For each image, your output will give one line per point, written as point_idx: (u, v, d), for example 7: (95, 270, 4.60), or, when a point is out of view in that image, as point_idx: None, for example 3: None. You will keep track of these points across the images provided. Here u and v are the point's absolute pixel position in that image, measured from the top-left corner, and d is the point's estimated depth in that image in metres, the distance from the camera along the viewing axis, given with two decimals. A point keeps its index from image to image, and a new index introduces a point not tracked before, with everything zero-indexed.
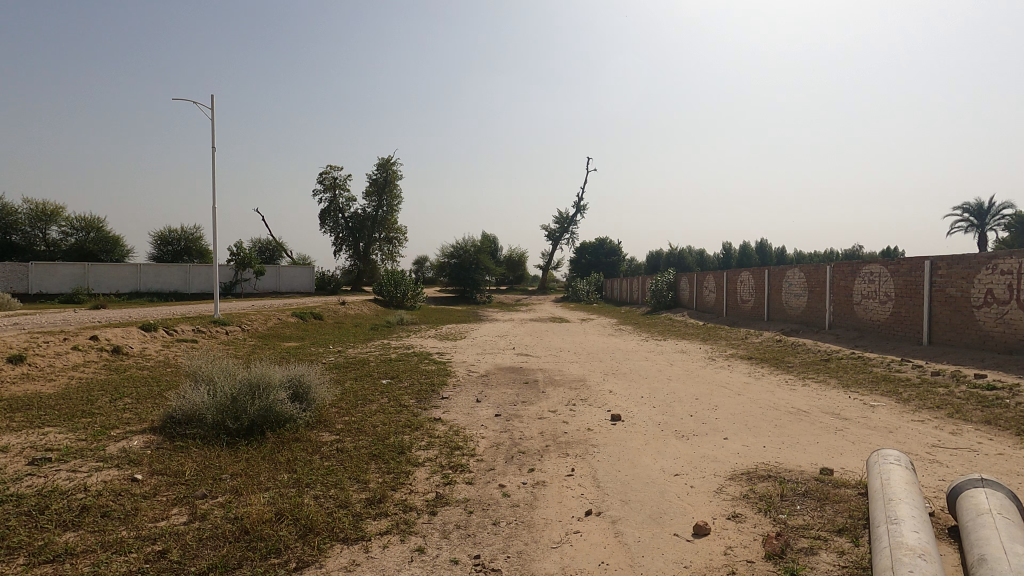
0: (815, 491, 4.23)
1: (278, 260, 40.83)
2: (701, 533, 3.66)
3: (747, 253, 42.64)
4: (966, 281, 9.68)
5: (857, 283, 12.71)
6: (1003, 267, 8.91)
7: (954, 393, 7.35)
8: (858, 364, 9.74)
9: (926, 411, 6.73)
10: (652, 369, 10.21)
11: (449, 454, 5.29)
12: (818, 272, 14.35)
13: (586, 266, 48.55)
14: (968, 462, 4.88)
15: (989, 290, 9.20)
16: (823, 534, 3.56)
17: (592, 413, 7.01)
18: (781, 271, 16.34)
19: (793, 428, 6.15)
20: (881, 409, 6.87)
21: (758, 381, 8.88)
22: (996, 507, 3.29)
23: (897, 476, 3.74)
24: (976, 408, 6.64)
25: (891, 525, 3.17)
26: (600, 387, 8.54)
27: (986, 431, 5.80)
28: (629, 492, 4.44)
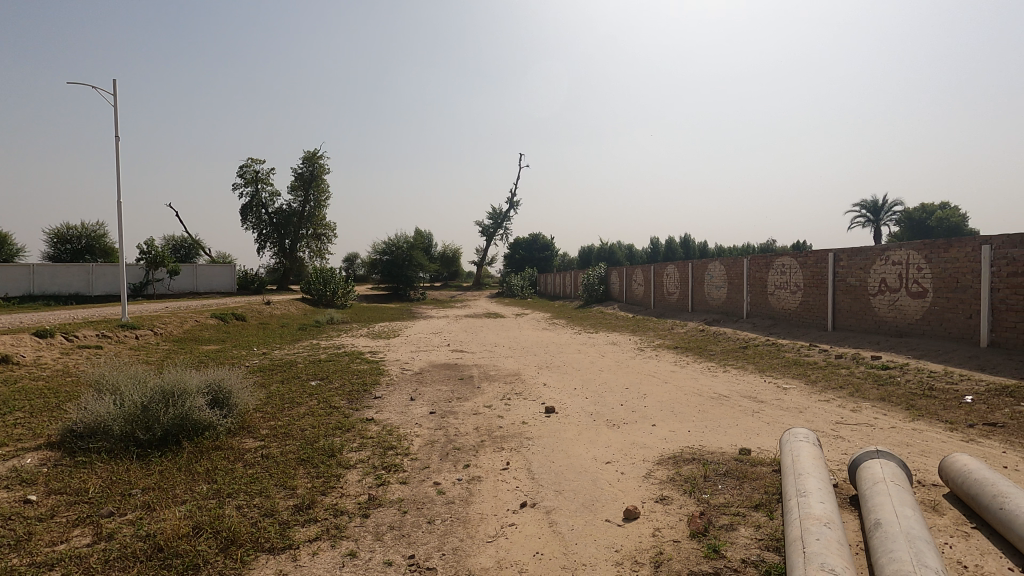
0: (735, 471, 4.50)
1: (195, 257, 38.44)
2: (631, 517, 3.79)
3: (673, 249, 44.61)
4: (863, 272, 10.57)
5: (771, 274, 13.60)
6: (894, 257, 9.82)
7: (855, 374, 8.06)
8: (772, 350, 10.46)
9: (831, 391, 7.32)
10: (585, 360, 10.47)
11: (382, 454, 5.18)
12: (736, 265, 15.20)
13: (519, 262, 48.80)
14: (866, 436, 5.35)
15: (883, 279, 10.10)
16: (741, 510, 3.78)
17: (527, 406, 7.08)
18: (703, 264, 17.18)
19: (715, 412, 6.51)
20: (792, 391, 7.41)
21: (683, 369, 9.33)
22: (889, 477, 3.64)
23: (806, 452, 4.04)
24: (872, 386, 7.32)
25: (800, 497, 3.41)
26: (534, 381, 8.66)
27: (880, 407, 6.41)
28: (563, 482, 4.53)
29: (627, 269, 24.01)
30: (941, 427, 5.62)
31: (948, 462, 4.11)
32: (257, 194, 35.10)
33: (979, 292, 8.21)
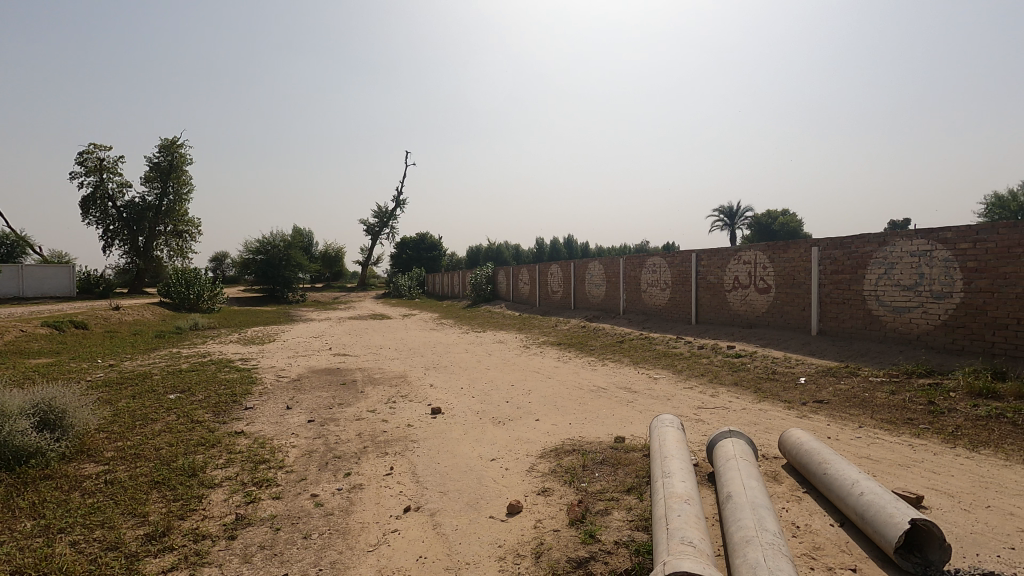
0: (610, 458, 4.78)
1: (20, 257, 32.93)
2: (514, 511, 3.87)
3: (557, 249, 46.38)
4: (720, 270, 11.74)
5: (643, 273, 14.64)
6: (744, 257, 11.02)
7: (714, 362, 8.94)
8: (645, 343, 11.27)
9: (694, 379, 8.04)
10: (472, 359, 10.52)
11: (252, 469, 4.80)
12: (613, 264, 16.16)
13: (406, 261, 47.75)
14: (722, 418, 5.95)
15: (736, 276, 11.28)
16: (615, 495, 4.02)
17: (413, 408, 6.96)
18: (584, 263, 18.05)
19: (594, 404, 6.86)
20: (661, 380, 8.03)
21: (566, 364, 9.72)
22: (739, 454, 4.08)
23: (671, 436, 4.39)
24: (728, 373, 8.16)
25: (665, 478, 3.70)
26: (421, 382, 8.53)
27: (733, 391, 7.16)
28: (448, 483, 4.51)
29: (513, 269, 24.52)
30: (782, 406, 6.41)
31: (785, 436, 4.71)
32: (102, 185, 30.88)
33: (810, 287, 9.49)
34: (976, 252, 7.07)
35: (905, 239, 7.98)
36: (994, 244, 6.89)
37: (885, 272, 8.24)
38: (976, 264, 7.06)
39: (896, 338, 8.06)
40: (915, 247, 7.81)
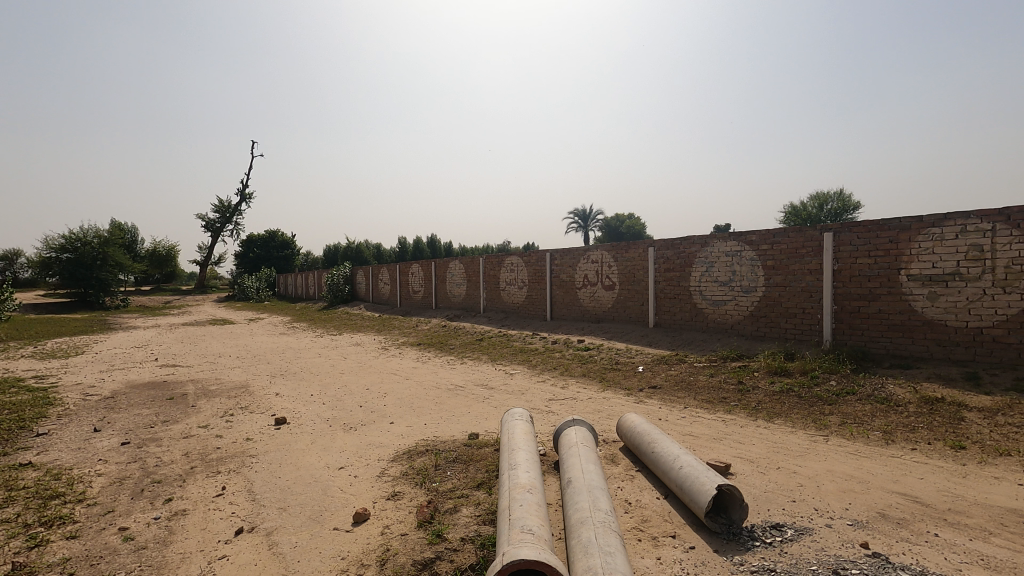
0: (462, 456, 4.81)
1: None
2: (360, 520, 3.71)
3: (420, 249, 45.84)
4: (571, 269, 12.45)
5: (501, 271, 15.04)
6: (592, 257, 11.80)
7: (565, 356, 9.47)
8: (503, 340, 11.57)
9: (546, 372, 8.43)
10: (325, 364, 9.96)
11: (40, 507, 4.03)
12: (473, 264, 16.37)
13: (254, 261, 43.86)
14: (570, 408, 6.30)
15: (585, 275, 12.04)
16: (465, 492, 4.05)
17: (253, 420, 6.38)
18: (445, 263, 18.03)
19: (450, 402, 6.86)
20: (516, 375, 8.30)
21: (424, 364, 9.62)
22: (580, 440, 4.35)
23: (519, 429, 4.55)
24: (577, 365, 8.69)
25: (511, 470, 3.81)
26: (265, 391, 7.87)
27: (581, 382, 7.63)
28: (289, 497, 4.20)
29: (373, 268, 23.74)
30: (622, 393, 6.98)
31: (622, 421, 5.12)
32: None
33: (647, 284, 10.46)
34: (773, 252, 8.33)
35: (721, 241, 9.12)
36: (786, 245, 8.16)
37: (706, 270, 9.35)
38: (774, 262, 8.31)
39: (715, 327, 9.21)
40: (729, 248, 8.97)
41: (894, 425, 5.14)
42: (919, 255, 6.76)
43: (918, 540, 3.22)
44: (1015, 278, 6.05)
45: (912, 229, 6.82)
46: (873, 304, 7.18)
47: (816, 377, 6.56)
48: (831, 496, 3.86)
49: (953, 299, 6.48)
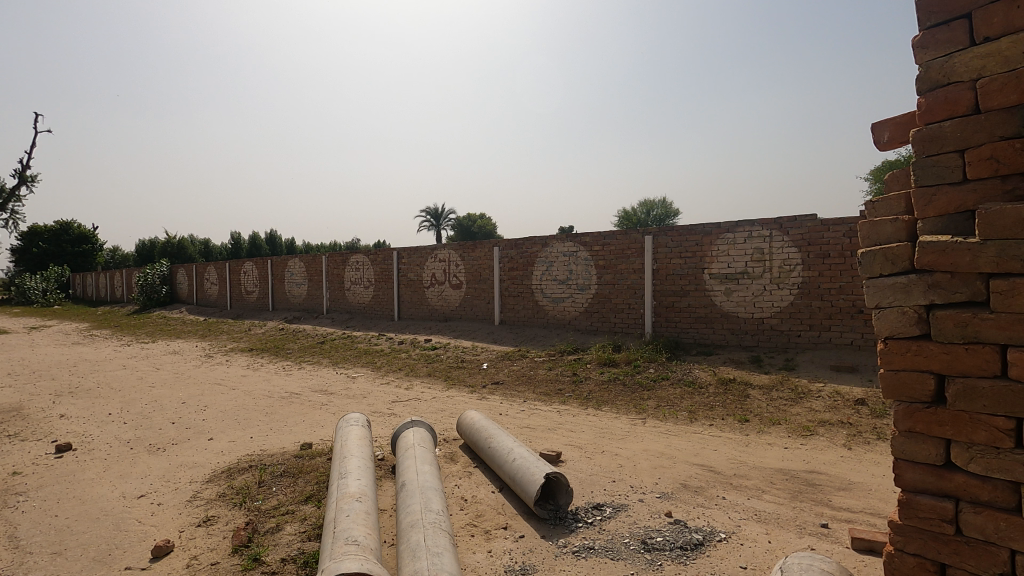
0: (291, 468, 4.47)
1: None
2: (160, 554, 3.23)
3: (257, 246, 42.05)
4: (419, 268, 12.30)
5: (346, 270, 14.36)
6: (439, 256, 11.75)
7: (411, 356, 9.33)
8: (347, 342, 11.06)
9: (391, 374, 8.21)
10: (130, 377, 8.61)
11: None
12: (315, 262, 15.40)
13: (40, 257, 36.55)
14: (413, 409, 6.20)
15: (433, 274, 11.97)
16: (291, 508, 3.76)
17: (24, 450, 5.27)
18: (283, 261, 16.71)
19: (282, 412, 6.35)
20: (359, 379, 7.96)
21: (255, 371, 8.79)
22: (417, 442, 4.29)
23: (354, 435, 4.36)
24: (423, 365, 8.61)
25: (340, 479, 3.62)
26: (44, 414, 6.55)
27: (426, 382, 7.56)
28: (67, 539, 3.52)
29: (198, 267, 21.16)
30: (465, 391, 7.06)
31: (462, 419, 5.16)
32: None
33: (493, 283, 10.73)
34: (604, 253, 9.04)
35: (559, 241, 9.65)
36: (614, 247, 8.91)
37: (546, 269, 9.84)
38: (604, 262, 9.02)
39: (555, 323, 9.77)
40: (566, 249, 9.53)
41: (697, 405, 5.88)
42: (718, 256, 7.82)
43: (710, 504, 3.71)
44: (785, 276, 7.29)
45: (713, 234, 7.85)
46: (684, 299, 8.17)
47: (638, 366, 7.28)
48: (645, 473, 4.28)
49: (742, 294, 7.64)
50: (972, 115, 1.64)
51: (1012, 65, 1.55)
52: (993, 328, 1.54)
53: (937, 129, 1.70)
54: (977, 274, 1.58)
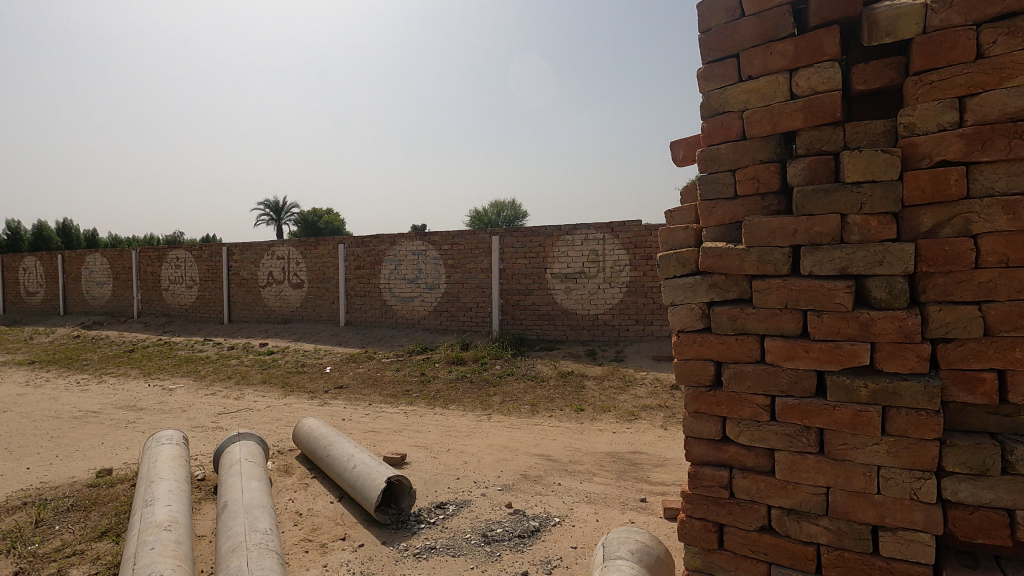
0: (82, 501, 3.79)
1: None
2: None
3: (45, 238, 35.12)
4: (253, 265, 11.24)
5: (163, 268, 12.62)
6: (277, 252, 10.86)
7: (243, 362, 8.51)
8: (164, 350, 9.72)
9: (218, 383, 7.39)
10: None
11: None
12: (123, 257, 13.29)
13: None
14: (242, 421, 5.64)
15: (270, 272, 11.03)
16: (80, 547, 3.19)
17: None
18: (78, 256, 14.13)
19: (73, 434, 5.36)
20: (177, 390, 7.03)
21: (37, 388, 7.31)
22: (244, 456, 3.92)
23: (165, 455, 3.84)
24: (257, 372, 7.90)
25: (144, 507, 3.15)
26: None
27: (260, 390, 6.94)
28: None
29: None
30: (305, 397, 6.61)
31: (298, 427, 4.82)
32: None
33: (337, 282, 10.22)
34: (453, 252, 9.09)
35: (407, 240, 9.49)
36: (462, 246, 9.01)
37: (394, 267, 9.61)
38: (453, 261, 9.08)
39: (403, 323, 9.60)
40: (415, 247, 9.40)
41: (539, 398, 6.19)
42: (559, 257, 8.31)
43: (546, 491, 3.92)
44: (616, 275, 7.99)
45: (554, 235, 8.32)
46: (528, 297, 8.57)
47: (485, 363, 7.46)
48: (488, 467, 4.39)
49: (580, 292, 8.22)
50: (741, 140, 1.94)
51: (767, 102, 1.87)
52: (755, 321, 1.85)
53: (716, 151, 1.99)
54: (744, 275, 1.88)
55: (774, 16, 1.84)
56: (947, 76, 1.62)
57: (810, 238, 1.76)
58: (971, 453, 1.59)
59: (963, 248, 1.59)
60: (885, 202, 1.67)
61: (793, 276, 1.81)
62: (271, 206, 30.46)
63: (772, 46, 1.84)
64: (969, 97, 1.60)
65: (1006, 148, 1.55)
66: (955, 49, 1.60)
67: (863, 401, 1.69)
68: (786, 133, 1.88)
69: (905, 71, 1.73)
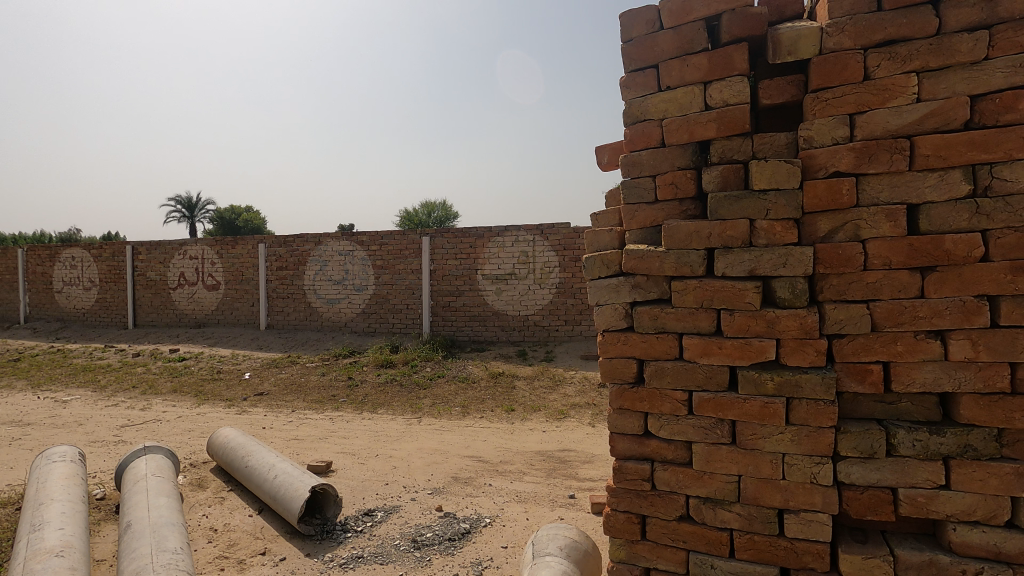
0: None
1: None
2: None
3: None
4: (162, 266, 10.45)
5: (55, 268, 11.47)
6: (190, 252, 10.16)
7: (150, 370, 7.89)
8: (57, 358, 8.83)
9: (120, 393, 6.80)
10: None
11: None
12: (6, 256, 11.93)
13: None
14: (150, 433, 5.22)
15: (181, 273, 10.29)
16: None
17: None
18: None
19: None
20: (72, 402, 6.40)
21: None
22: (151, 471, 3.63)
23: (58, 474, 3.48)
24: (167, 380, 7.34)
25: (33, 533, 2.84)
26: None
27: (170, 400, 6.46)
28: None
29: None
30: (221, 406, 6.22)
31: (213, 438, 4.53)
32: None
33: (257, 284, 9.71)
34: (381, 253, 8.89)
35: (333, 239, 9.17)
36: (392, 247, 8.82)
37: (320, 268, 9.26)
38: (382, 262, 8.88)
39: (329, 326, 9.27)
40: (342, 247, 9.10)
41: (470, 400, 6.18)
42: (490, 258, 8.34)
43: (477, 492, 3.92)
44: (546, 276, 8.12)
45: (485, 237, 8.33)
46: (459, 298, 8.53)
47: (415, 365, 7.35)
48: (418, 471, 4.32)
49: (511, 293, 8.28)
50: (661, 147, 2.03)
51: (684, 111, 1.97)
52: (674, 319, 1.94)
53: (638, 156, 2.06)
54: (664, 276, 1.97)
55: (690, 30, 1.94)
56: (840, 95, 1.77)
57: (722, 241, 1.88)
58: (861, 438, 1.75)
59: (853, 251, 1.75)
60: (788, 209, 1.81)
61: (708, 276, 1.92)
62: (183, 202, 28.44)
63: (689, 59, 1.94)
64: (858, 114, 1.76)
65: (888, 162, 1.72)
66: (846, 71, 1.76)
67: (769, 394, 1.82)
68: (701, 142, 1.99)
69: (804, 88, 1.88)
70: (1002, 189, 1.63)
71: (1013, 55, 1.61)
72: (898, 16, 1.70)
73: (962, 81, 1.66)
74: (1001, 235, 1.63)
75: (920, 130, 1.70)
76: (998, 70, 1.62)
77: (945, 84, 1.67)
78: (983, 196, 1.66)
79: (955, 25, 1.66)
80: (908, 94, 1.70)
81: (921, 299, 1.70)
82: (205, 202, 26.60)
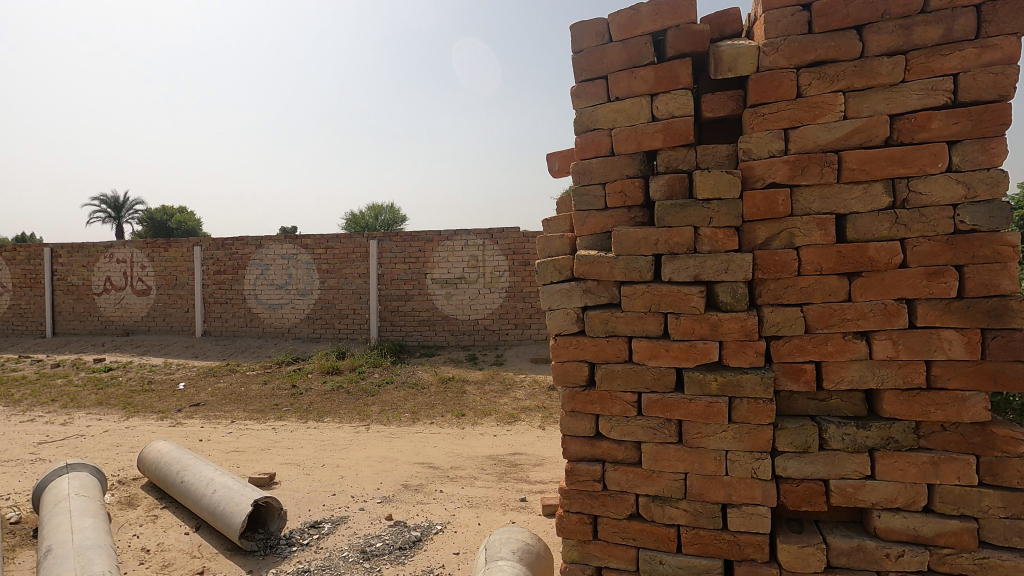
0: None
1: None
2: None
3: None
4: (85, 270, 9.76)
5: None
6: (117, 255, 9.54)
7: (72, 382, 7.34)
8: None
9: (37, 408, 6.28)
10: None
11: None
12: None
13: None
14: (72, 449, 4.85)
15: (107, 277, 9.64)
16: None
17: None
18: None
19: None
20: None
21: None
22: (75, 490, 3.38)
23: None
24: (90, 392, 6.84)
25: None
26: None
27: (95, 413, 6.03)
28: None
29: None
30: (153, 418, 5.87)
31: (145, 452, 4.26)
32: None
33: (192, 289, 9.23)
34: (327, 256, 8.65)
35: (276, 242, 8.84)
36: (338, 250, 8.60)
37: (261, 272, 8.90)
38: (327, 266, 8.64)
39: (271, 332, 8.93)
40: (285, 250, 8.79)
41: (420, 405, 6.10)
42: (439, 262, 8.27)
43: (428, 499, 3.87)
44: (496, 280, 8.15)
45: (434, 240, 8.26)
46: (408, 302, 8.42)
47: (363, 371, 7.19)
48: (367, 480, 4.23)
49: (460, 297, 8.25)
50: (610, 156, 2.09)
51: (632, 121, 2.03)
52: (624, 323, 2.00)
53: (588, 164, 2.11)
54: (614, 281, 2.02)
55: (637, 44, 2.01)
56: (775, 110, 1.88)
57: (669, 247, 1.95)
58: (797, 434, 1.85)
59: (788, 257, 1.86)
60: (729, 217, 1.90)
61: (655, 281, 1.98)
62: (108, 202, 26.73)
63: (636, 71, 2.00)
64: (791, 129, 1.87)
65: (819, 174, 1.84)
66: (780, 88, 1.87)
67: (713, 393, 1.90)
68: (648, 151, 2.06)
69: (742, 103, 1.98)
70: (917, 201, 1.78)
71: (926, 78, 1.76)
72: (826, 39, 1.82)
73: (882, 101, 1.80)
74: (917, 243, 1.77)
75: (846, 145, 1.83)
76: (913, 92, 1.77)
77: (868, 103, 1.81)
78: (901, 207, 1.80)
79: (876, 49, 1.80)
80: (835, 111, 1.83)
81: (848, 302, 1.82)
82: (132, 202, 25.04)
